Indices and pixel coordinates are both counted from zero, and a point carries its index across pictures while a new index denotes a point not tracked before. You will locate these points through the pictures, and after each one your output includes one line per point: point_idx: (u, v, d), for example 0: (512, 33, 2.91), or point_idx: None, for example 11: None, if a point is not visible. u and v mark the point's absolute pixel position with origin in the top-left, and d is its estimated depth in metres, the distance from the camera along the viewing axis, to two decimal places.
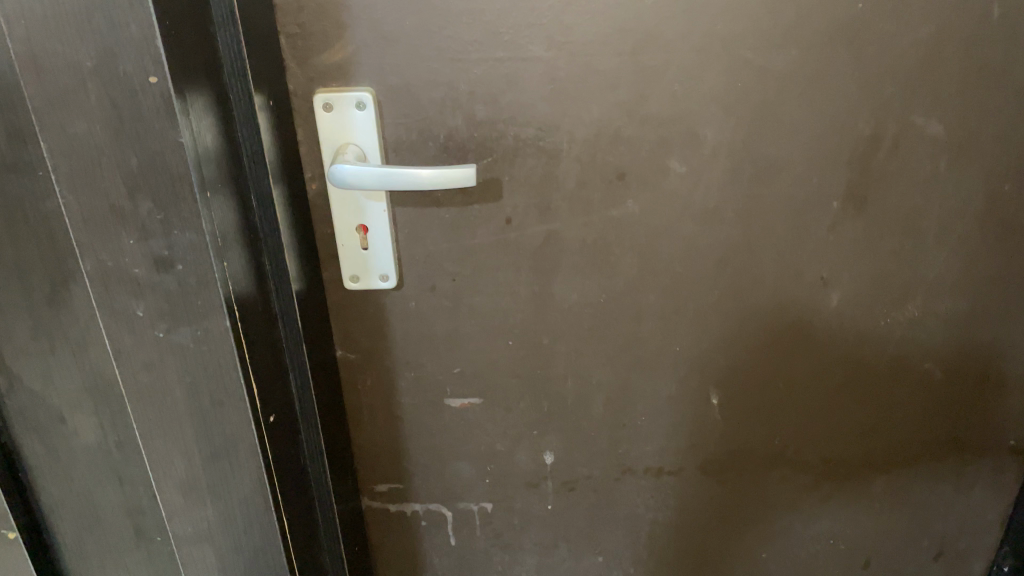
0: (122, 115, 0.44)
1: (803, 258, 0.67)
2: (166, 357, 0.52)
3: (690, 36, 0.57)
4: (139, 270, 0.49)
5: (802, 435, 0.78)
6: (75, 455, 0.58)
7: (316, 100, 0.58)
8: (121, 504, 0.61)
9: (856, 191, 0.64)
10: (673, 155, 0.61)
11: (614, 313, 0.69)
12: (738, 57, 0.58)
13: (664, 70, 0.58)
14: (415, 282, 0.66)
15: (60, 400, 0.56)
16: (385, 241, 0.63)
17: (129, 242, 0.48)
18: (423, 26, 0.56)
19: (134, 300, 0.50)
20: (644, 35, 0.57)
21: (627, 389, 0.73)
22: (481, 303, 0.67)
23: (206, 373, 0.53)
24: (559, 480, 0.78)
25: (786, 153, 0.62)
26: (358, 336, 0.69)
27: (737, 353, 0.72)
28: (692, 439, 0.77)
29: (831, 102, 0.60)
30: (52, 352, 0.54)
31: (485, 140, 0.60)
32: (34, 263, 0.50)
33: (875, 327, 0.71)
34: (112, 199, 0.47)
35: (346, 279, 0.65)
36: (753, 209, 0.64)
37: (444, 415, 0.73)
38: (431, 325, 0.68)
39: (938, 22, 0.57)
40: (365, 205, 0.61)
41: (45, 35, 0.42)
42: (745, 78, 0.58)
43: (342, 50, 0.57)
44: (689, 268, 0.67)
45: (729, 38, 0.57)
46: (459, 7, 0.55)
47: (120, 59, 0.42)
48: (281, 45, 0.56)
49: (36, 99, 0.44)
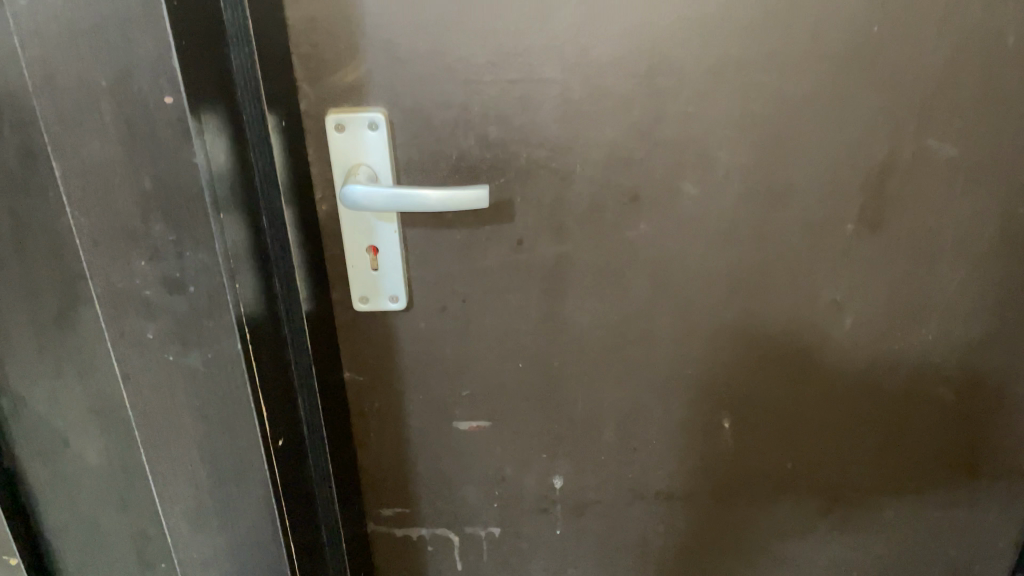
0: (136, 135, 0.44)
1: (816, 280, 0.66)
2: (175, 381, 0.51)
3: (704, 58, 0.56)
4: (150, 292, 0.48)
5: (813, 460, 0.77)
6: (80, 479, 0.57)
7: (327, 120, 0.58)
8: (125, 530, 0.59)
9: (870, 214, 0.64)
10: (686, 177, 0.61)
11: (625, 336, 0.68)
12: (753, 79, 0.57)
13: (678, 92, 0.58)
14: (425, 303, 0.65)
15: (65, 423, 0.55)
16: (395, 262, 0.62)
17: (140, 263, 0.47)
18: (437, 47, 0.56)
19: (144, 321, 0.49)
20: (658, 56, 0.56)
21: (637, 413, 0.72)
22: (491, 325, 0.67)
23: (216, 397, 0.52)
24: (568, 504, 0.77)
25: (800, 176, 0.61)
26: (367, 358, 0.68)
27: (749, 376, 0.71)
28: (702, 463, 0.76)
29: (845, 125, 0.60)
30: (58, 374, 0.53)
31: (497, 161, 0.60)
32: (42, 283, 0.50)
33: (889, 351, 0.71)
34: (124, 220, 0.46)
35: (356, 301, 0.64)
36: (766, 232, 0.64)
37: (452, 438, 0.72)
38: (440, 347, 0.68)
39: (953, 45, 0.57)
40: (376, 226, 0.60)
41: (60, 55, 0.42)
42: (759, 101, 0.58)
43: (355, 71, 0.56)
44: (701, 290, 0.66)
45: (743, 60, 0.57)
46: (473, 29, 0.55)
47: (135, 80, 0.42)
48: (294, 65, 0.56)
49: (50, 118, 0.43)
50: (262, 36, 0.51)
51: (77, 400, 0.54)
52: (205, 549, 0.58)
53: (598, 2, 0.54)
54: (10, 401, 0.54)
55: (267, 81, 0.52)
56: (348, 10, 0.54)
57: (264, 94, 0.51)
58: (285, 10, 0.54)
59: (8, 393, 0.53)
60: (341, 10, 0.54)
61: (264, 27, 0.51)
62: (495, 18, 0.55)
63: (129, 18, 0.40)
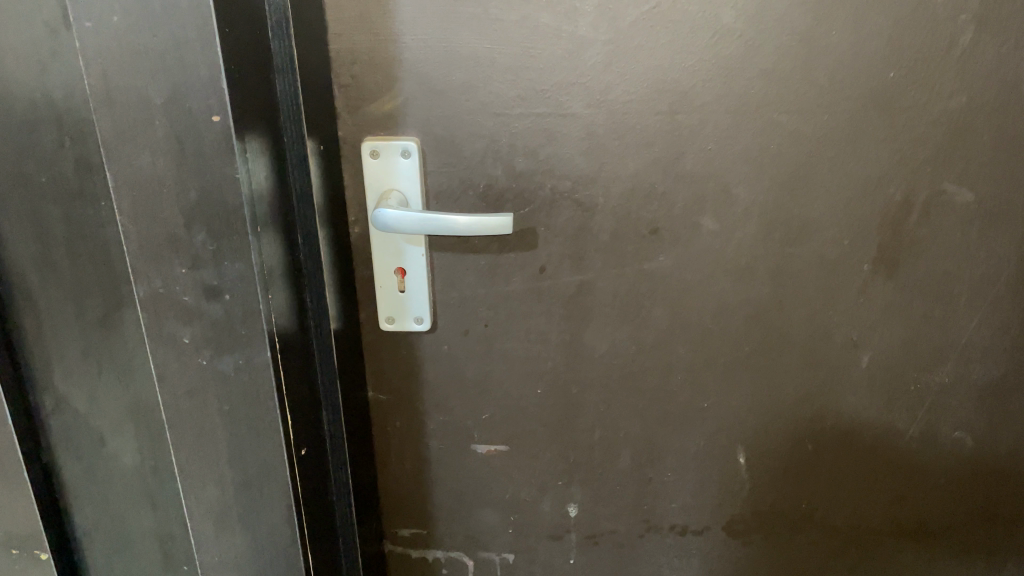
0: (185, 149, 0.47)
1: (833, 318, 0.67)
2: (207, 384, 0.54)
3: (725, 98, 0.59)
4: (189, 297, 0.51)
5: (830, 499, 0.77)
6: (112, 478, 0.59)
7: (363, 146, 0.61)
8: (152, 529, 0.62)
9: (887, 255, 0.65)
10: (706, 213, 0.63)
11: (643, 365, 0.69)
12: (771, 119, 0.59)
13: (700, 128, 0.60)
14: (449, 325, 0.68)
15: (102, 422, 0.57)
16: (421, 284, 0.65)
17: (181, 270, 0.50)
18: (469, 81, 0.59)
19: (182, 326, 0.52)
20: (680, 96, 0.59)
21: (654, 444, 0.73)
22: (512, 350, 0.69)
23: (244, 402, 0.54)
24: (583, 533, 0.78)
25: (818, 214, 0.63)
26: (390, 377, 0.70)
27: (765, 412, 0.72)
28: (719, 498, 0.76)
29: (863, 166, 0.61)
30: (99, 374, 0.56)
31: (523, 190, 0.62)
32: (91, 287, 0.53)
33: (905, 392, 0.71)
34: (169, 229, 0.49)
35: (383, 320, 0.67)
36: (784, 268, 0.65)
37: (470, 461, 0.74)
38: (462, 370, 0.70)
39: (969, 92, 0.59)
40: (405, 248, 0.63)
41: (120, 73, 0.45)
42: (778, 141, 0.60)
43: (391, 101, 0.60)
44: (719, 323, 0.67)
45: (763, 101, 0.59)
46: (504, 64, 0.58)
47: (187, 98, 0.45)
48: (335, 95, 0.60)
49: (107, 131, 0.47)
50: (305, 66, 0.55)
51: (111, 402, 0.57)
52: (226, 552, 0.60)
53: (623, 42, 0.57)
54: (51, 399, 0.56)
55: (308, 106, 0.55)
56: (388, 44, 0.58)
57: (303, 119, 0.55)
58: (328, 42, 0.58)
59: (50, 392, 0.56)
60: (381, 44, 0.58)
61: (307, 57, 0.55)
62: (526, 55, 0.58)
63: (186, 41, 0.44)
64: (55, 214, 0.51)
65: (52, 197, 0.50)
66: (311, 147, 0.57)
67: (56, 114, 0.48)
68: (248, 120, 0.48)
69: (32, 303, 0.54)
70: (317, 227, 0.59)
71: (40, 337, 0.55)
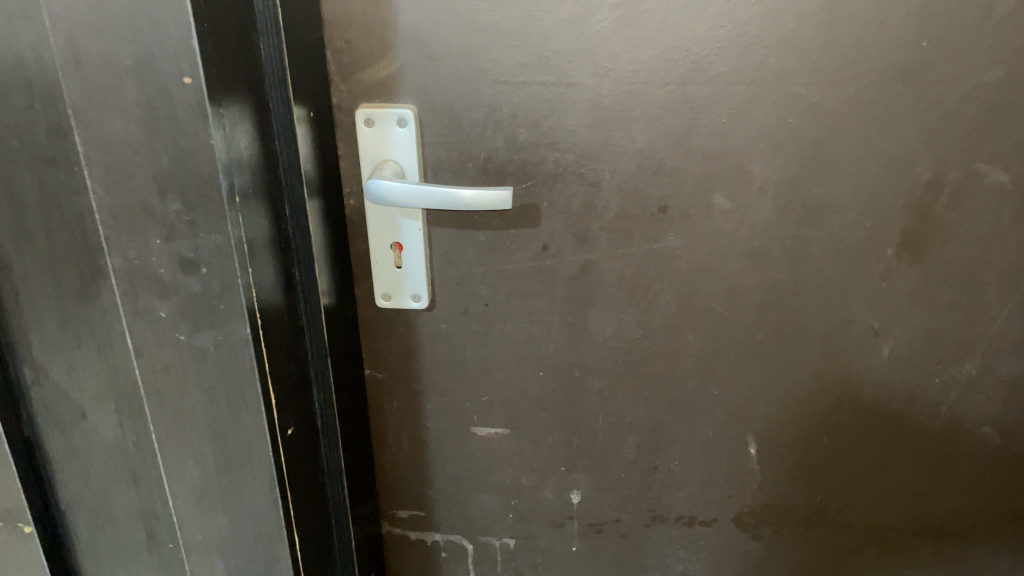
0: (156, 114, 0.44)
1: (852, 305, 0.63)
2: (185, 360, 0.52)
3: (741, 68, 0.55)
4: (165, 270, 0.49)
5: (846, 494, 0.73)
6: (94, 452, 0.58)
7: (358, 114, 0.58)
8: (136, 506, 0.60)
9: (912, 240, 0.61)
10: (718, 191, 0.59)
11: (649, 350, 0.66)
12: (791, 92, 0.55)
13: (713, 101, 0.56)
14: (447, 304, 0.65)
15: (83, 396, 0.56)
16: (419, 260, 0.62)
17: (156, 242, 0.48)
18: (468, 46, 0.55)
19: (159, 299, 0.50)
20: (693, 65, 0.55)
21: (660, 431, 0.70)
22: (513, 331, 0.66)
23: (223, 379, 0.52)
24: (586, 521, 0.76)
25: (839, 195, 0.59)
26: (387, 356, 0.68)
27: (779, 402, 0.69)
28: (727, 489, 0.73)
29: (888, 143, 0.57)
30: (78, 347, 0.54)
31: (525, 164, 0.59)
32: (67, 257, 0.51)
33: (928, 385, 0.67)
34: (143, 198, 0.47)
35: (379, 297, 0.64)
36: (800, 251, 0.61)
37: (469, 444, 0.72)
38: (461, 350, 0.67)
39: (1007, 66, 0.54)
40: (401, 223, 0.60)
41: (88, 32, 0.43)
42: (796, 115, 0.56)
43: (386, 68, 0.57)
44: (731, 308, 0.64)
45: (781, 72, 0.55)
46: (505, 29, 0.55)
47: (158, 60, 0.43)
48: (328, 59, 0.57)
49: (75, 94, 0.44)
50: (295, 27, 0.52)
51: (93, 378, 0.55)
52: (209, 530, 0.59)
53: (632, 6, 0.54)
54: (31, 370, 0.55)
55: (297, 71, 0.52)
56: (383, 6, 0.55)
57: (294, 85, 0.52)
58: (320, 4, 0.55)
59: (30, 363, 0.55)
60: (376, 6, 0.55)
61: (297, 18, 0.52)
62: (527, 20, 0.54)
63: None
64: (29, 180, 0.49)
65: (25, 162, 0.48)
66: (302, 115, 0.54)
67: (27, 75, 0.46)
68: (228, 84, 0.46)
69: (9, 273, 0.52)
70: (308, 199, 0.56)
71: (18, 308, 0.53)
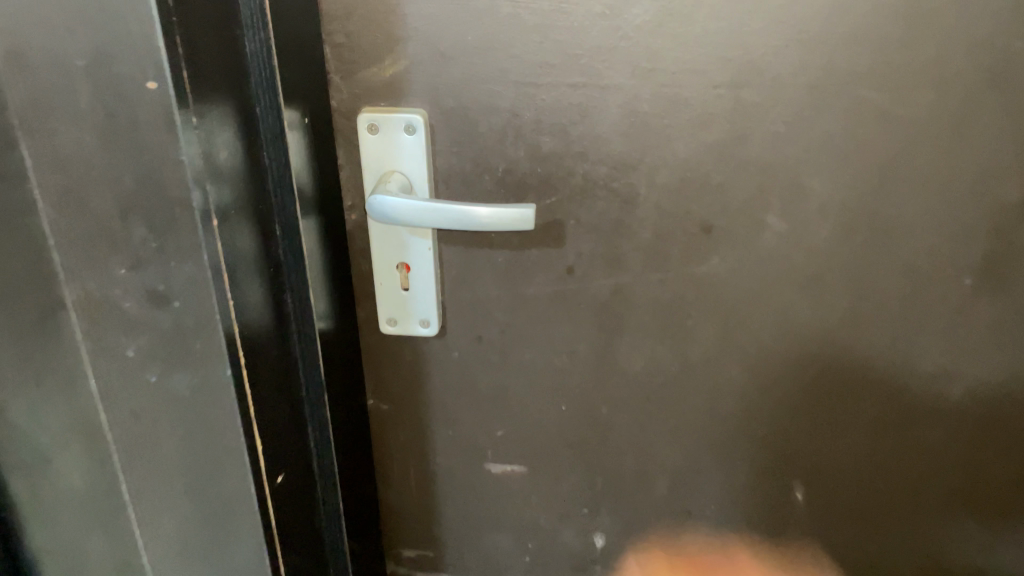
0: (117, 125, 0.38)
1: (919, 340, 0.56)
2: (157, 404, 0.46)
3: (803, 70, 0.47)
4: (131, 304, 0.43)
5: (903, 547, 0.66)
6: (62, 498, 0.52)
7: (360, 118, 0.51)
8: (109, 557, 0.54)
9: (993, 268, 0.53)
10: (771, 210, 0.52)
11: (686, 384, 0.59)
12: (860, 98, 0.48)
13: (770, 107, 0.48)
14: (459, 331, 0.58)
15: (46, 437, 0.49)
16: (428, 282, 0.55)
17: (120, 272, 0.42)
18: (486, 42, 0.48)
19: (124, 338, 0.44)
20: (747, 66, 0.47)
21: (695, 473, 0.63)
22: (533, 361, 0.59)
23: (201, 428, 0.46)
24: (609, 566, 0.69)
25: (911, 216, 0.51)
26: (392, 386, 0.61)
27: (831, 443, 0.61)
28: (768, 534, 0.66)
29: (972, 158, 0.49)
30: (37, 384, 0.48)
31: (549, 177, 0.52)
32: (24, 285, 0.45)
33: (1002, 429, 0.59)
34: (103, 219, 0.41)
35: (383, 321, 0.58)
36: (863, 278, 0.54)
37: (483, 481, 0.65)
38: (474, 380, 0.60)
39: None
40: (408, 241, 0.54)
41: (32, 27, 0.37)
42: (865, 124, 0.49)
43: (393, 66, 0.50)
44: (780, 340, 0.56)
45: (850, 75, 0.47)
46: (529, 22, 0.47)
47: (115, 61, 0.37)
48: (326, 56, 0.50)
49: (23, 99, 0.39)
50: (287, 20, 0.45)
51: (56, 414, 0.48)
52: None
53: None
54: None
55: (289, 70, 0.45)
56: None
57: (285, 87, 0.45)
58: None
59: None
60: None
61: (289, 9, 0.45)
62: (555, 11, 0.47)
63: None
64: None
65: None
66: (291, 120, 0.47)
67: None
68: (220, 89, 0.37)
69: None
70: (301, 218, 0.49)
71: None
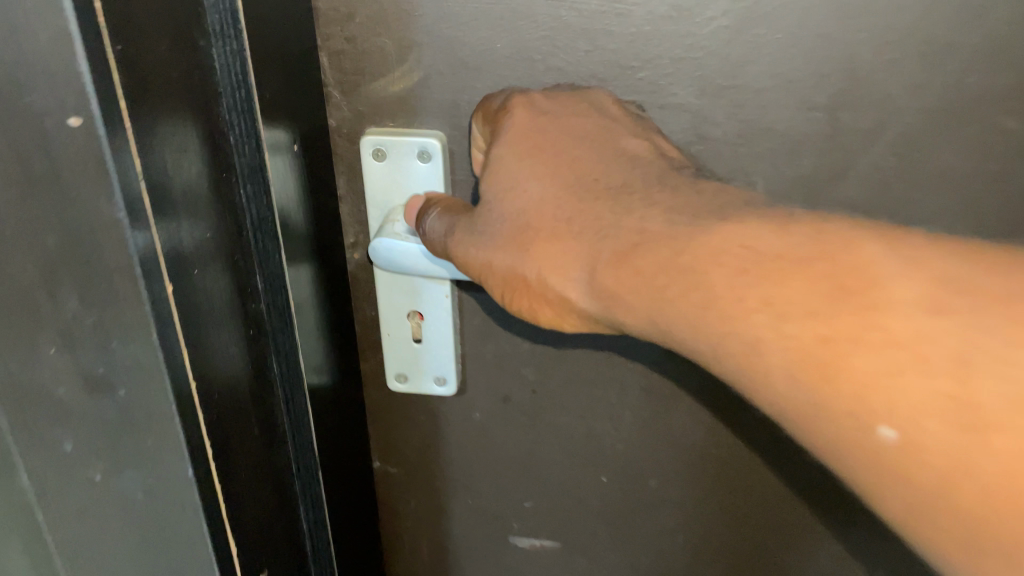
0: (34, 174, 0.30)
1: None
2: (102, 503, 0.38)
3: (923, 91, 0.37)
4: (64, 392, 0.35)
5: None
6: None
7: (364, 141, 0.42)
8: None
9: None
10: None
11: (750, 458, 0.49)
12: (995, 126, 0.38)
13: (876, 136, 0.38)
14: (482, 389, 0.49)
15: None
16: (444, 335, 0.46)
17: (50, 352, 0.34)
18: (521, 51, 0.39)
19: (60, 430, 0.36)
20: (851, 85, 0.37)
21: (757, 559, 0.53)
22: (569, 427, 0.49)
23: (158, 528, 0.39)
24: None
25: None
26: (403, 448, 0.52)
27: None
28: None
29: None
30: None
31: None
32: None
33: None
34: (22, 286, 0.33)
35: (391, 377, 0.48)
36: None
37: (508, 553, 0.56)
38: (499, 446, 0.51)
39: None
40: (421, 287, 0.44)
41: None
42: (999, 159, 0.38)
43: (405, 79, 0.41)
44: None
45: (986, 98, 0.37)
46: (574, 27, 0.38)
47: (30, 93, 0.28)
48: (323, 66, 0.41)
49: None
50: (270, 25, 0.35)
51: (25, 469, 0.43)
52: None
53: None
54: None
55: (275, 87, 0.36)
56: None
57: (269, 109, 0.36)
58: None
59: None
60: None
61: (276, 12, 0.36)
62: (608, 14, 0.37)
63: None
64: None
65: None
66: (276, 142, 0.37)
67: None
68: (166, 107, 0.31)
69: None
70: (291, 265, 0.40)
71: None
